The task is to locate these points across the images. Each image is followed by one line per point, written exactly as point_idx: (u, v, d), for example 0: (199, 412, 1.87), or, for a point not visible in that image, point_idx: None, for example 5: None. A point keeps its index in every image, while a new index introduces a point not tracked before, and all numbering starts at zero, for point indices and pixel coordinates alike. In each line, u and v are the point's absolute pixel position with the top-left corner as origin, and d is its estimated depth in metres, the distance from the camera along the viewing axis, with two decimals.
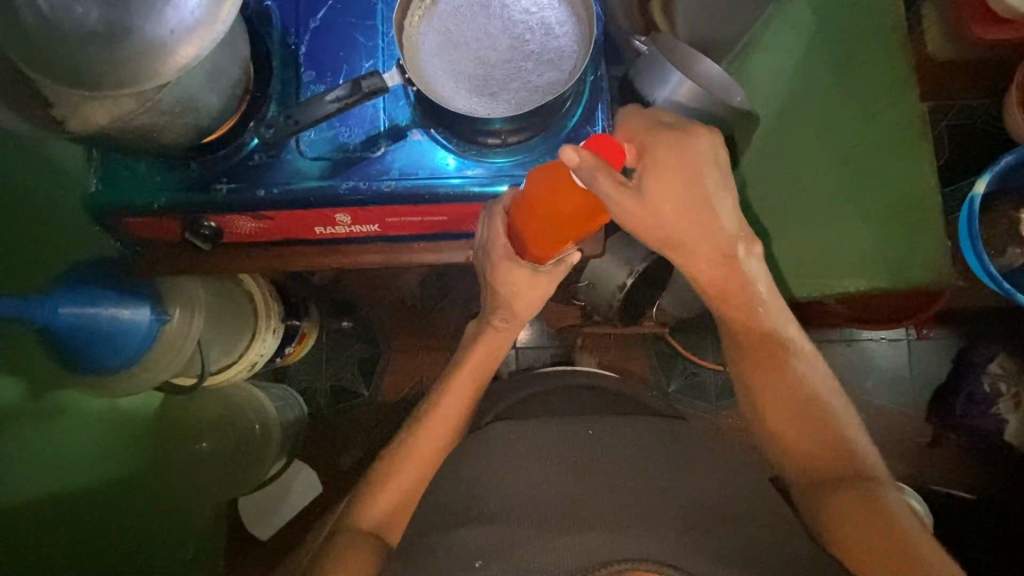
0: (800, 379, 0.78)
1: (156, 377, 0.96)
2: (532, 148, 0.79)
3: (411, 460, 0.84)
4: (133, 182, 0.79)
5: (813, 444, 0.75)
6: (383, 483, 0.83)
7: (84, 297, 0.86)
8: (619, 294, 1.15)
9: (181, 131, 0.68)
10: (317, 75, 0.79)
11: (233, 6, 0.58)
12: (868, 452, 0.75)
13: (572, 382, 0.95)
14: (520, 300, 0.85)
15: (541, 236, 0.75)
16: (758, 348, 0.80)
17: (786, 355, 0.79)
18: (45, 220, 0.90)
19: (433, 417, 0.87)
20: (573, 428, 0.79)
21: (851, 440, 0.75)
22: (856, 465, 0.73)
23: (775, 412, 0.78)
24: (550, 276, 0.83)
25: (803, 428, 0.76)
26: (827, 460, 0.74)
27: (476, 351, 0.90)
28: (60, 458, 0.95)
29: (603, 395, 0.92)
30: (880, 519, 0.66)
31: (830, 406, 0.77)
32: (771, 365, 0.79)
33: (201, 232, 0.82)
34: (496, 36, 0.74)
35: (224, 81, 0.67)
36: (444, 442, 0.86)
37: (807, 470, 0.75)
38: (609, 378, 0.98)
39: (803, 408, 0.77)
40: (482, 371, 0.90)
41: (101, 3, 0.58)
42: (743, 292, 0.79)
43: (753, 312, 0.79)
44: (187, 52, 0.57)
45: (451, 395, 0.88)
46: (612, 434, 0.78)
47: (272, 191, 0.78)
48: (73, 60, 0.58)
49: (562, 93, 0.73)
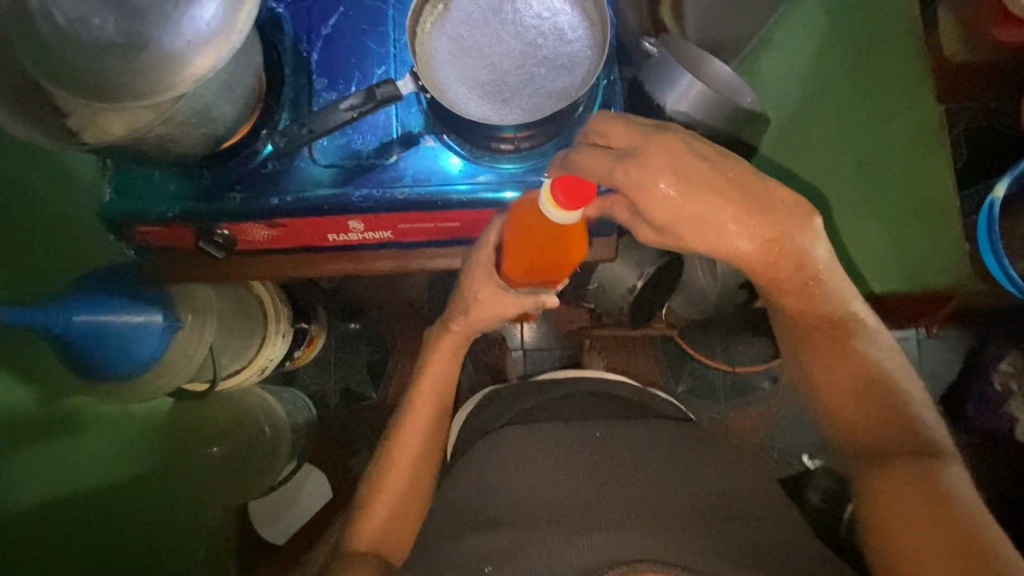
0: (863, 358, 0.70)
1: (174, 380, 0.98)
2: (545, 154, 0.79)
3: (391, 483, 0.84)
4: (145, 191, 0.79)
5: (868, 407, 0.68)
6: (370, 510, 0.83)
7: (98, 304, 0.86)
8: (630, 296, 1.17)
9: (196, 140, 0.68)
10: (329, 82, 0.79)
11: (249, 16, 0.58)
12: (933, 423, 0.67)
13: (575, 390, 0.92)
14: (482, 309, 0.85)
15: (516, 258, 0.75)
16: (818, 323, 0.72)
17: (845, 333, 0.72)
18: (59, 228, 0.90)
19: (402, 439, 0.86)
20: (579, 433, 0.78)
21: (913, 414, 0.67)
22: (917, 438, 0.66)
23: (825, 380, 0.71)
24: (517, 299, 0.83)
25: (856, 396, 0.69)
26: (881, 428, 0.67)
27: (435, 363, 0.90)
28: (75, 466, 0.96)
29: (603, 399, 0.90)
30: (936, 502, 0.60)
31: (892, 380, 0.69)
32: (829, 345, 0.71)
33: (214, 241, 0.82)
34: (509, 41, 0.74)
35: (239, 91, 0.67)
36: (421, 460, 0.86)
37: (858, 437, 0.69)
38: (610, 381, 0.95)
39: (858, 372, 0.70)
40: (441, 379, 0.89)
41: (118, 14, 0.58)
42: (789, 274, 0.71)
43: (805, 291, 0.72)
44: (204, 63, 0.57)
45: (414, 415, 0.87)
46: (626, 440, 0.77)
47: (285, 199, 0.78)
48: (90, 72, 0.58)
49: (576, 98, 0.73)
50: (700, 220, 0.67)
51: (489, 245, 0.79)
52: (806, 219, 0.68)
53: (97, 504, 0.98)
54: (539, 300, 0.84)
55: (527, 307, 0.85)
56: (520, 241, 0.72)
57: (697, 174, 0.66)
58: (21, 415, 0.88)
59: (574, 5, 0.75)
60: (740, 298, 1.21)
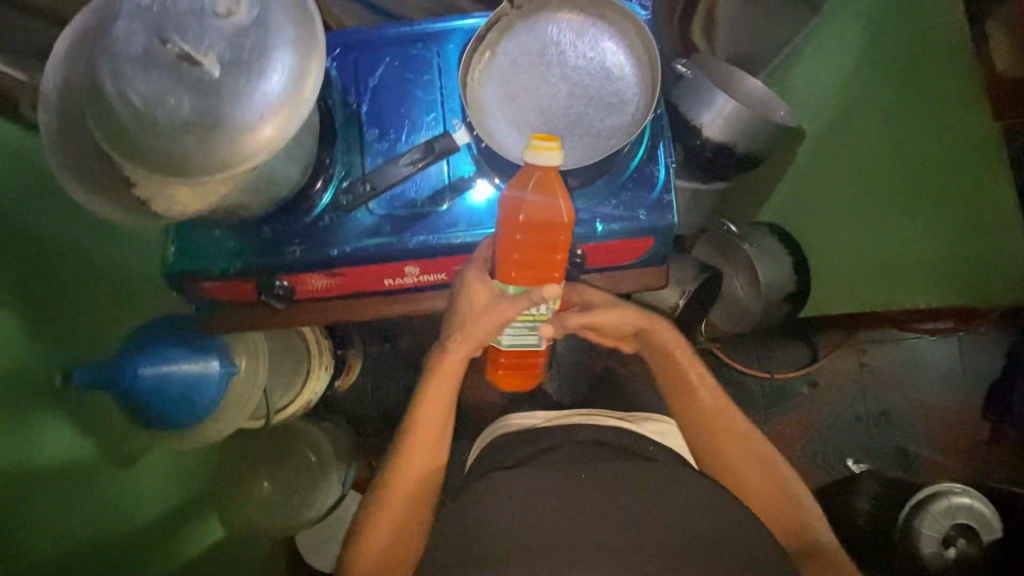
0: (735, 443, 0.80)
1: (230, 423, 1.01)
2: (596, 191, 0.79)
3: (393, 518, 0.73)
4: (207, 248, 0.80)
5: (775, 501, 0.77)
6: (371, 544, 0.72)
7: (160, 355, 0.90)
8: (673, 315, 1.12)
9: (260, 201, 0.71)
10: (380, 132, 0.81)
11: (315, 83, 0.61)
12: (806, 499, 0.78)
13: (559, 439, 0.76)
14: (480, 317, 0.71)
15: (512, 250, 0.67)
16: (715, 423, 0.81)
17: (712, 414, 0.82)
18: (119, 280, 0.94)
19: (403, 472, 0.75)
20: (557, 478, 0.62)
21: (793, 494, 0.78)
22: (813, 529, 0.75)
23: (742, 484, 0.78)
24: (508, 304, 0.68)
25: (764, 492, 0.78)
26: (790, 526, 0.76)
27: (430, 403, 0.77)
28: (141, 511, 0.99)
29: (592, 447, 0.73)
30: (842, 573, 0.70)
31: (784, 466, 0.80)
32: (706, 427, 0.81)
33: (276, 292, 0.84)
34: (558, 84, 0.75)
35: (301, 151, 0.69)
36: (430, 487, 0.76)
37: (782, 539, 0.75)
38: (603, 428, 0.77)
39: (761, 458, 0.79)
40: (443, 404, 0.77)
41: (191, 91, 0.58)
42: (679, 375, 0.84)
43: (676, 368, 0.84)
44: (275, 135, 0.59)
45: (414, 450, 0.76)
46: (630, 483, 0.62)
47: (344, 250, 0.79)
48: (165, 149, 0.59)
49: (627, 137, 0.74)
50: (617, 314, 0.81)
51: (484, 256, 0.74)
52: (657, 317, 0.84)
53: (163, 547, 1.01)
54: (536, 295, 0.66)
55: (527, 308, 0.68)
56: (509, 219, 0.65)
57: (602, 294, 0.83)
58: (89, 466, 0.90)
59: (620, 43, 0.76)
60: (781, 312, 1.20)
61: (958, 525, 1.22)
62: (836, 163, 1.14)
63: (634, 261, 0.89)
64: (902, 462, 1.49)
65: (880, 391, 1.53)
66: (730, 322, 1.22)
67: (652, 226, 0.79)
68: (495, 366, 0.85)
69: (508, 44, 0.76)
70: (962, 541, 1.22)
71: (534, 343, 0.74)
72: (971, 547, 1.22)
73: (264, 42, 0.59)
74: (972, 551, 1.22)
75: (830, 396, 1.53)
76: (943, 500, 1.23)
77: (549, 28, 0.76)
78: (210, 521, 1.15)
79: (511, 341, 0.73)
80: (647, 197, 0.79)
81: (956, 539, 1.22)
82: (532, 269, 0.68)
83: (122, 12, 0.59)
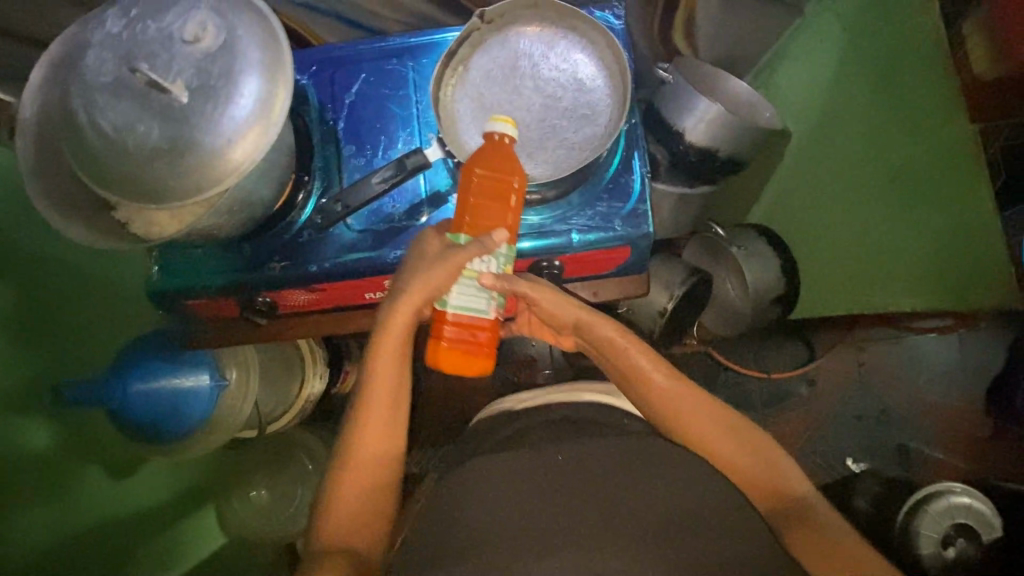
0: (705, 412, 0.74)
1: (221, 436, 1.02)
2: (570, 203, 0.80)
3: (353, 490, 0.66)
4: (190, 268, 0.82)
5: (750, 469, 0.72)
6: (331, 520, 0.64)
7: (149, 371, 0.92)
8: (661, 320, 1.12)
9: (237, 223, 0.72)
10: (357, 148, 0.82)
11: (285, 103, 0.61)
12: (787, 463, 0.73)
13: (539, 420, 0.73)
14: (432, 274, 0.66)
15: (464, 213, 0.70)
16: (679, 402, 0.74)
17: (676, 387, 0.75)
18: (110, 299, 0.97)
19: (360, 442, 0.68)
20: (536, 458, 0.60)
21: (773, 457, 0.73)
22: (790, 485, 0.71)
23: (715, 459, 0.72)
24: (457, 252, 0.65)
25: (744, 454, 0.73)
26: (769, 491, 0.71)
27: (381, 368, 0.69)
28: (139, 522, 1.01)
29: (572, 424, 0.71)
30: (835, 540, 0.65)
31: (748, 426, 0.75)
32: (670, 405, 0.74)
33: (258, 308, 0.85)
34: (530, 96, 0.76)
35: (275, 172, 0.70)
36: (394, 460, 0.69)
37: (764, 506, 0.70)
38: (579, 404, 0.75)
39: (725, 425, 0.74)
40: (394, 369, 0.69)
41: (161, 119, 0.59)
42: (629, 366, 0.76)
43: (627, 353, 0.77)
44: (243, 157, 0.60)
45: (369, 419, 0.68)
46: (594, 462, 0.58)
47: (324, 266, 0.81)
48: (136, 177, 0.60)
49: (600, 148, 0.74)
50: (557, 300, 0.79)
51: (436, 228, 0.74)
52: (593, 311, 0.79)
53: (159, 558, 1.04)
54: (484, 242, 0.66)
55: (469, 261, 0.66)
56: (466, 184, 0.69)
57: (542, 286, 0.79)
58: (88, 481, 0.93)
59: (591, 54, 0.76)
60: (772, 313, 1.20)
61: (957, 525, 1.21)
62: (823, 164, 1.13)
63: (611, 270, 0.89)
64: (903, 460, 1.47)
65: (879, 390, 1.52)
66: (722, 324, 1.21)
67: (627, 237, 0.80)
68: (438, 337, 0.70)
69: (480, 58, 0.76)
70: (961, 540, 1.20)
71: (483, 309, 0.68)
72: (971, 547, 1.20)
73: (231, 68, 0.59)
74: (972, 551, 1.20)
75: (827, 395, 1.52)
76: (942, 500, 1.22)
77: (520, 41, 0.76)
78: (211, 530, 1.16)
79: (459, 303, 0.67)
80: (622, 208, 0.79)
81: (956, 538, 1.21)
82: (485, 223, 0.70)
83: (93, 42, 0.60)
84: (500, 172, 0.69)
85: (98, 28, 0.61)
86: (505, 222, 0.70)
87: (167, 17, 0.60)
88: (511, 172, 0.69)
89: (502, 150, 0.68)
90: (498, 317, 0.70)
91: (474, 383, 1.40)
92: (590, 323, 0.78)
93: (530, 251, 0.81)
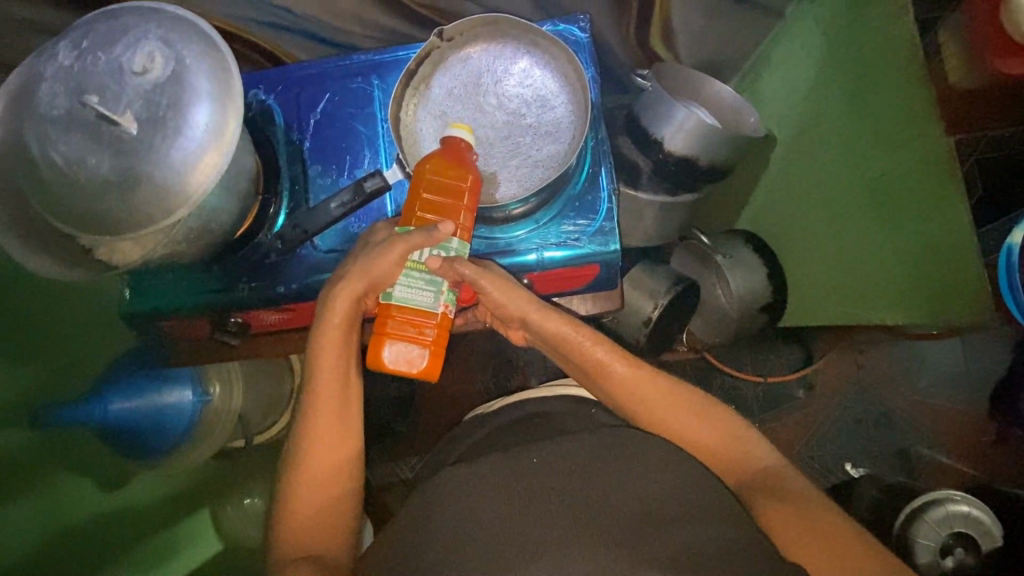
0: (670, 396, 0.74)
1: (213, 442, 1.07)
2: (537, 221, 0.79)
3: (310, 486, 0.66)
4: (161, 288, 0.83)
5: (715, 445, 0.72)
6: (291, 519, 0.65)
7: (129, 389, 0.91)
8: (645, 329, 1.09)
9: (199, 248, 0.72)
10: (322, 167, 0.82)
11: (238, 126, 0.61)
12: (755, 437, 0.74)
13: (508, 420, 0.75)
14: (372, 268, 0.65)
15: (411, 210, 0.68)
16: (639, 391, 0.73)
17: (637, 375, 0.74)
18: (91, 313, 0.87)
19: (313, 444, 0.67)
20: (512, 458, 0.58)
21: (740, 431, 0.73)
22: (754, 457, 0.72)
23: (681, 440, 0.72)
24: (402, 240, 0.64)
25: (711, 433, 0.73)
26: (736, 465, 0.71)
27: (323, 358, 0.68)
28: (132, 531, 0.93)
29: (544, 418, 0.73)
30: (798, 505, 0.66)
31: (710, 402, 0.75)
32: (630, 394, 0.73)
33: (229, 329, 0.86)
34: (493, 114, 0.76)
35: (234, 197, 0.70)
36: (353, 463, 0.69)
37: (731, 479, 0.71)
38: (553, 401, 0.77)
39: (688, 404, 0.74)
40: (337, 372, 0.69)
41: (111, 152, 0.59)
42: (589, 360, 0.74)
43: (581, 349, 0.74)
44: (195, 185, 0.60)
45: (317, 412, 0.68)
46: (566, 468, 0.56)
47: (292, 287, 0.81)
48: (91, 209, 0.60)
49: (562, 164, 0.74)
50: (517, 300, 0.71)
51: (382, 225, 0.71)
52: (552, 307, 0.74)
53: (151, 557, 0.96)
54: (430, 232, 0.64)
55: (412, 251, 0.65)
56: (417, 182, 0.68)
57: (510, 285, 0.71)
58: (77, 500, 0.85)
59: (553, 72, 0.76)
60: (758, 322, 1.18)
61: (956, 534, 1.16)
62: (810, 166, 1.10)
63: (583, 287, 0.88)
64: (904, 467, 1.40)
65: (880, 396, 1.44)
66: (712, 332, 1.20)
67: (595, 254, 0.79)
68: (379, 330, 0.66)
69: (443, 76, 0.76)
70: (960, 550, 1.15)
71: (429, 303, 0.66)
72: (969, 557, 1.15)
73: (179, 98, 0.60)
74: (971, 561, 1.15)
75: (829, 402, 1.46)
76: (940, 507, 1.17)
77: (481, 60, 0.76)
78: (207, 532, 1.10)
79: (404, 295, 0.65)
80: (589, 226, 0.79)
81: (954, 547, 1.15)
82: (434, 218, 0.67)
83: (46, 74, 0.60)
84: (451, 174, 0.67)
85: (50, 59, 0.61)
86: (456, 220, 0.68)
87: (116, 48, 0.60)
88: (465, 170, 0.68)
89: (457, 156, 0.68)
90: (446, 314, 0.67)
91: (460, 392, 1.37)
92: (545, 322, 0.73)
93: (538, 263, 0.79)
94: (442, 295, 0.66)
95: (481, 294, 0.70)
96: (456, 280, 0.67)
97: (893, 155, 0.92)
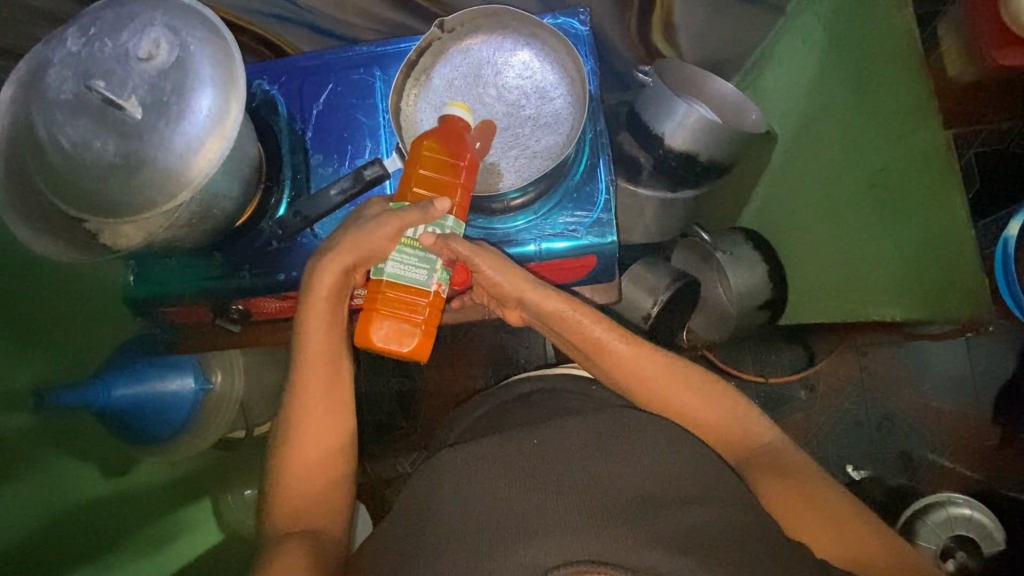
0: (670, 373, 0.74)
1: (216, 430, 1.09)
2: (535, 213, 0.79)
3: (301, 464, 0.67)
4: (165, 274, 0.84)
5: (713, 421, 0.73)
6: (283, 495, 0.66)
7: (131, 374, 0.92)
8: (645, 324, 1.09)
9: (202, 234, 0.73)
10: (324, 157, 0.83)
11: (240, 110, 0.62)
12: (757, 415, 0.74)
13: (505, 399, 0.76)
14: (362, 244, 0.66)
15: (408, 184, 0.68)
16: (639, 369, 0.73)
17: (637, 352, 0.74)
18: (97, 300, 0.89)
19: (304, 423, 0.68)
20: (511, 442, 0.58)
21: (742, 408, 0.74)
22: (754, 433, 0.73)
23: (681, 416, 0.73)
24: (397, 215, 0.64)
25: (713, 408, 0.73)
26: (735, 441, 0.72)
27: (312, 335, 0.69)
28: (134, 517, 0.93)
29: (544, 395, 0.74)
30: (797, 480, 0.66)
31: (712, 380, 0.75)
32: (630, 372, 0.74)
33: (230, 315, 0.88)
34: (492, 104, 0.77)
35: (237, 182, 0.71)
36: (345, 442, 0.70)
37: (729, 455, 0.72)
38: (550, 379, 0.78)
39: (689, 381, 0.74)
40: (325, 349, 0.69)
41: (116, 135, 0.60)
42: (588, 339, 0.74)
43: (579, 327, 0.73)
44: (197, 169, 0.61)
45: (307, 390, 0.69)
46: (561, 449, 0.56)
47: (292, 274, 0.82)
48: (95, 191, 0.61)
49: (560, 155, 0.75)
50: (513, 279, 0.72)
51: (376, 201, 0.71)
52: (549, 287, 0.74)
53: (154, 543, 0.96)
54: (425, 208, 0.64)
55: (407, 228, 0.66)
56: (415, 157, 0.68)
57: (504, 265, 0.71)
58: (85, 489, 0.84)
59: (553, 65, 0.77)
60: (757, 319, 1.18)
61: (957, 538, 1.15)
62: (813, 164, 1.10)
63: (580, 279, 0.89)
64: (906, 469, 1.39)
65: (882, 398, 1.42)
66: (712, 328, 1.19)
67: (592, 246, 0.80)
68: (373, 303, 0.67)
69: (443, 67, 0.77)
70: (961, 553, 1.13)
71: (423, 279, 0.67)
72: (971, 560, 1.13)
73: (183, 84, 0.61)
74: (972, 565, 1.13)
75: (831, 402, 1.44)
76: (941, 510, 1.16)
77: (482, 52, 0.77)
78: (207, 521, 1.10)
79: (396, 270, 0.66)
80: (587, 217, 0.80)
81: (955, 551, 1.14)
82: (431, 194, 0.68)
83: (53, 60, 0.61)
84: (449, 154, 0.68)
85: (58, 45, 0.62)
86: (454, 199, 0.69)
87: (123, 35, 0.61)
88: (462, 150, 0.69)
89: (456, 135, 0.68)
90: (439, 291, 0.68)
91: (461, 387, 1.38)
92: (540, 302, 0.73)
93: (537, 254, 0.80)
94: (438, 271, 0.67)
95: (477, 273, 0.71)
96: (452, 256, 0.68)
97: (895, 151, 0.92)
